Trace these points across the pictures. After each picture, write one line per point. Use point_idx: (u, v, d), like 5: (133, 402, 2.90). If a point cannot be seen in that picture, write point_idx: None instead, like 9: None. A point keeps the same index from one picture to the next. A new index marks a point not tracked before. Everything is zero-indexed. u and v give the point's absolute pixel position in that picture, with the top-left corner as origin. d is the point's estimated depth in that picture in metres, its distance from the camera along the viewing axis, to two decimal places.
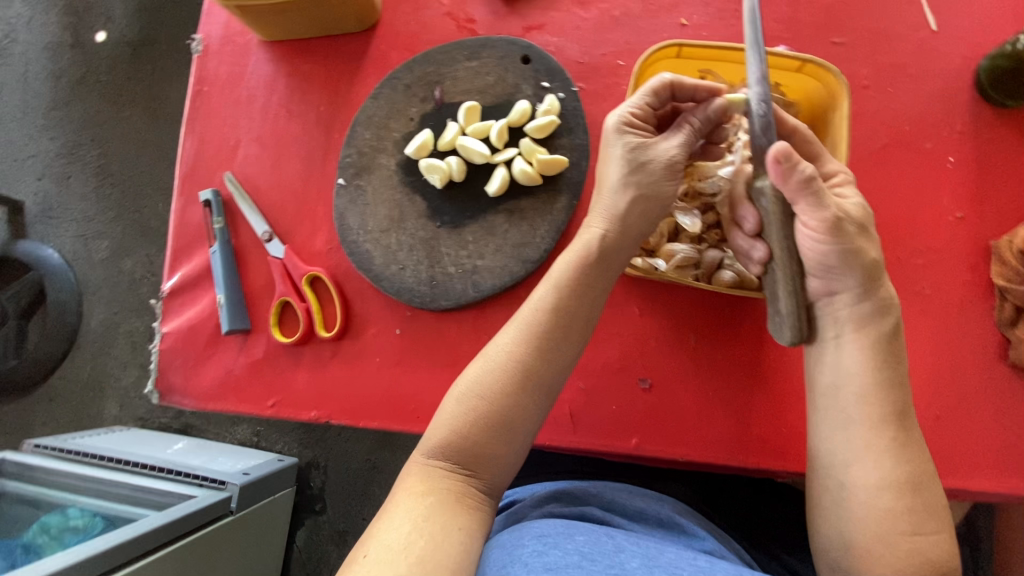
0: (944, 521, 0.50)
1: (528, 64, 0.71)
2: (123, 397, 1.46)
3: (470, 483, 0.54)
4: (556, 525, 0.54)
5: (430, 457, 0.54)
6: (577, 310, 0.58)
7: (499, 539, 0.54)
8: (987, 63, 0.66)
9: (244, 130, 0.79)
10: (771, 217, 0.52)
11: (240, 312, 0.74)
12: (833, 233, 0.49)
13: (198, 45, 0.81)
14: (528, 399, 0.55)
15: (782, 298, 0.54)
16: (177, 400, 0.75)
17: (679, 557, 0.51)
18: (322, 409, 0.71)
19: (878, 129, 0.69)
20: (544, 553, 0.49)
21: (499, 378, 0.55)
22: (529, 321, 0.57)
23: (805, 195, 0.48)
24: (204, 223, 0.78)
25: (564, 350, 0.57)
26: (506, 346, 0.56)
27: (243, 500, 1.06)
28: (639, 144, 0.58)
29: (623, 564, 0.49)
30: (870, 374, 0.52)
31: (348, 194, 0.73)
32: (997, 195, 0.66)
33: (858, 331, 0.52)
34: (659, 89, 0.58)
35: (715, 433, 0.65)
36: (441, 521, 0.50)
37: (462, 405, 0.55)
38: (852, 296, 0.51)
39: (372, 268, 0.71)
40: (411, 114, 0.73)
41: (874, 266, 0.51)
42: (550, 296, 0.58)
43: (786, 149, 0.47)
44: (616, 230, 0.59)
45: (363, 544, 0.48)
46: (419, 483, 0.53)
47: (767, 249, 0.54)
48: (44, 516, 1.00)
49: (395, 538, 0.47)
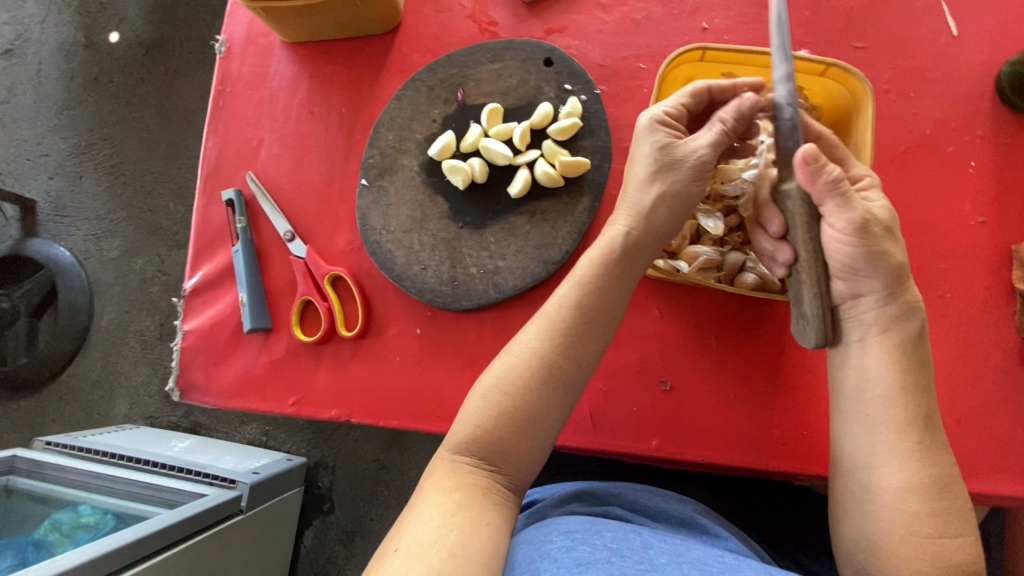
0: (970, 524, 0.50)
1: (550, 66, 0.72)
2: (134, 395, 1.46)
3: (495, 478, 0.54)
4: (583, 522, 0.54)
5: (456, 453, 0.54)
6: (602, 308, 0.58)
7: (525, 537, 0.55)
8: (1009, 67, 0.66)
9: (266, 130, 0.79)
10: (797, 219, 0.53)
11: (262, 311, 0.75)
12: (859, 235, 0.50)
13: (221, 46, 0.82)
14: (552, 396, 0.55)
15: (806, 301, 0.55)
16: (197, 398, 0.76)
17: (708, 554, 0.52)
18: (342, 408, 0.72)
19: (899, 134, 0.69)
20: (573, 549, 0.49)
21: (523, 374, 0.55)
22: (553, 318, 0.57)
23: (832, 196, 0.50)
24: (226, 222, 0.78)
25: (589, 348, 0.57)
26: (531, 342, 0.57)
27: (253, 499, 1.07)
28: (670, 142, 0.58)
29: (652, 560, 0.49)
30: (894, 377, 0.52)
31: (370, 195, 0.74)
32: (1019, 200, 0.67)
33: (883, 334, 0.52)
34: (698, 92, 0.60)
35: (736, 435, 0.65)
36: (469, 516, 0.49)
37: (487, 401, 0.55)
38: (877, 298, 0.52)
39: (394, 268, 0.72)
40: (434, 116, 0.74)
41: (899, 269, 0.51)
42: (574, 293, 0.58)
43: (814, 150, 0.49)
44: (641, 229, 0.59)
45: (393, 538, 0.48)
46: (447, 478, 0.52)
47: (792, 252, 0.56)
48: (53, 513, 1.01)
49: (424, 533, 0.47)
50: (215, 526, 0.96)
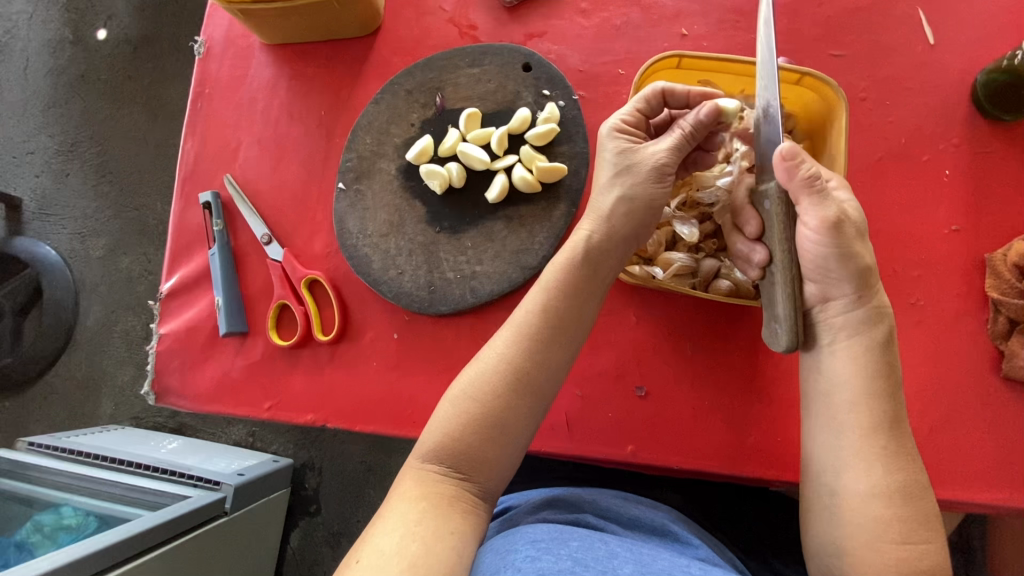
0: (936, 530, 0.50)
1: (529, 71, 0.72)
2: (119, 396, 1.45)
3: (464, 487, 0.54)
4: (549, 531, 0.55)
5: (424, 461, 0.54)
6: (571, 314, 0.58)
7: (493, 546, 0.55)
8: (985, 76, 0.67)
9: (245, 132, 0.79)
10: (774, 218, 0.53)
11: (238, 315, 0.74)
12: (832, 234, 0.49)
13: (200, 47, 0.81)
14: (521, 402, 0.55)
15: (779, 302, 0.53)
16: (173, 402, 0.75)
17: (673, 564, 0.52)
18: (318, 412, 0.71)
19: (875, 142, 0.69)
20: (537, 558, 0.49)
21: (492, 379, 0.55)
22: (522, 324, 0.57)
23: (808, 193, 0.49)
24: (203, 225, 0.78)
25: (559, 354, 0.57)
26: (500, 349, 0.57)
27: (238, 500, 1.06)
28: (629, 148, 0.58)
29: (616, 570, 0.50)
30: (862, 381, 0.52)
31: (348, 198, 0.74)
32: (992, 209, 0.67)
33: (851, 338, 0.53)
34: (651, 97, 0.59)
35: (711, 441, 0.65)
36: (434, 525, 0.50)
37: (455, 408, 0.55)
38: (845, 303, 0.52)
39: (371, 272, 0.71)
40: (413, 120, 0.73)
41: (868, 271, 0.52)
42: (543, 299, 0.58)
43: (792, 147, 0.48)
44: (610, 235, 0.59)
45: (357, 549, 0.48)
46: (414, 487, 0.52)
47: (767, 253, 0.54)
48: (37, 514, 0.99)
49: (387, 542, 0.48)
50: (197, 529, 0.95)
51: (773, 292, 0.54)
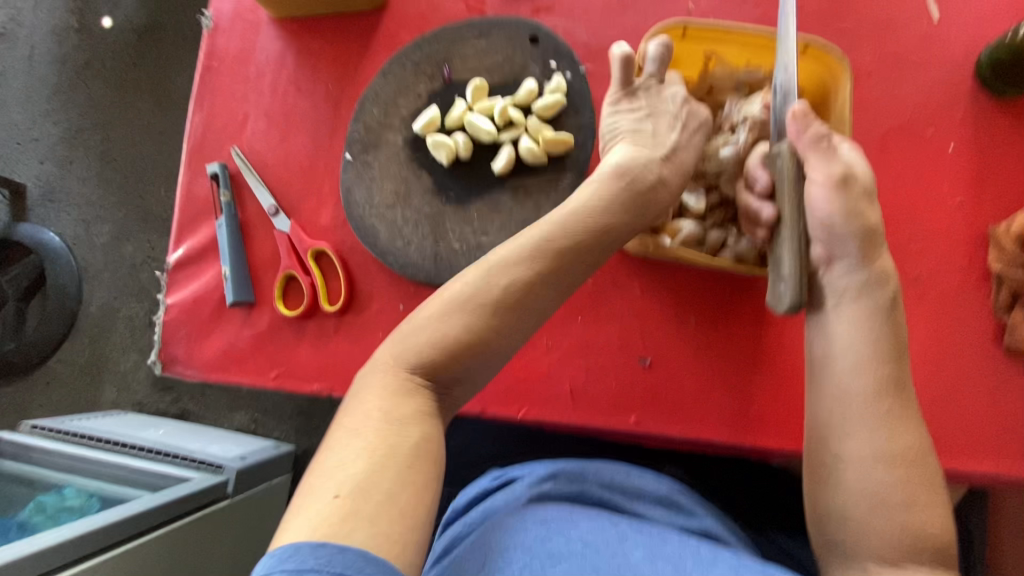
0: (939, 495, 0.51)
1: (536, 44, 0.72)
2: (122, 380, 1.46)
3: (430, 395, 0.49)
4: (559, 510, 0.55)
5: (397, 370, 0.48)
6: (552, 293, 0.51)
7: (505, 523, 0.53)
8: (989, 53, 0.67)
9: (252, 106, 0.79)
10: (784, 177, 0.54)
11: (245, 285, 0.74)
12: (838, 191, 0.52)
13: (208, 21, 0.81)
14: (512, 334, 0.50)
15: (786, 261, 0.53)
16: (180, 371, 0.76)
17: (682, 547, 0.52)
18: (324, 383, 0.72)
19: (879, 116, 0.69)
20: (548, 539, 0.51)
21: (479, 320, 0.49)
22: (509, 282, 0.50)
23: (817, 149, 0.53)
24: (211, 197, 0.78)
25: (541, 309, 0.51)
26: (477, 285, 0.50)
27: (239, 485, 1.07)
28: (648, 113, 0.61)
29: (626, 554, 0.50)
30: (867, 344, 0.52)
31: (355, 169, 0.74)
32: (996, 183, 0.67)
33: (857, 299, 0.53)
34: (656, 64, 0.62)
35: (714, 411, 0.66)
36: (422, 473, 0.45)
37: (437, 323, 0.49)
38: (850, 264, 0.53)
39: (377, 242, 0.72)
40: (420, 92, 0.74)
41: (872, 231, 0.53)
42: (514, 267, 0.50)
43: (803, 108, 0.52)
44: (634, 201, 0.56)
45: (322, 472, 0.43)
46: (386, 400, 0.47)
47: (775, 210, 0.55)
48: (41, 495, 0.97)
49: (353, 473, 0.43)
50: (201, 510, 0.96)
51: (781, 253, 0.54)
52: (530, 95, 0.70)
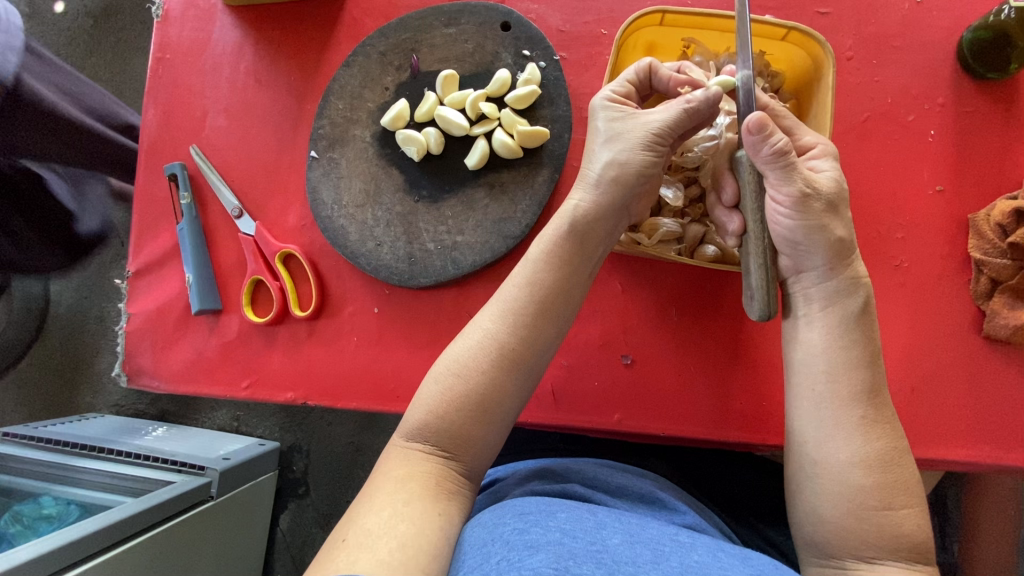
0: (917, 494, 0.50)
1: (507, 31, 0.69)
2: (97, 383, 1.41)
3: (449, 465, 0.53)
4: (537, 503, 0.53)
5: (408, 440, 0.53)
6: (544, 353, 0.56)
7: (480, 519, 0.53)
8: (971, 34, 0.65)
9: (211, 100, 0.75)
10: (747, 189, 0.54)
11: (211, 292, 0.71)
12: (798, 209, 0.51)
13: (158, 9, 0.76)
14: (505, 378, 0.54)
15: (753, 272, 0.54)
16: (146, 383, 0.73)
17: (661, 532, 0.51)
18: (297, 390, 0.69)
19: (861, 102, 0.68)
20: (526, 531, 0.48)
21: (471, 382, 0.53)
22: (496, 337, 0.54)
23: (775, 168, 0.50)
24: (170, 199, 0.74)
25: (534, 366, 0.55)
26: (478, 338, 0.55)
27: (224, 484, 1.02)
28: (624, 115, 0.56)
29: (604, 541, 0.48)
30: (837, 353, 0.52)
31: (321, 167, 0.71)
32: (976, 168, 0.66)
33: (826, 309, 0.53)
34: (638, 74, 0.59)
35: (696, 408, 0.65)
36: (421, 506, 0.49)
37: (439, 384, 0.54)
38: (818, 274, 0.53)
39: (347, 244, 0.69)
40: (387, 83, 0.70)
41: (840, 244, 0.52)
42: (495, 329, 0.55)
43: (760, 119, 0.48)
44: (597, 210, 0.56)
45: (342, 528, 0.47)
46: (400, 466, 0.52)
47: (741, 223, 0.56)
48: (15, 505, 0.92)
49: (375, 521, 0.47)
50: (188, 512, 0.92)
51: (749, 263, 0.55)
52: (502, 86, 0.67)
